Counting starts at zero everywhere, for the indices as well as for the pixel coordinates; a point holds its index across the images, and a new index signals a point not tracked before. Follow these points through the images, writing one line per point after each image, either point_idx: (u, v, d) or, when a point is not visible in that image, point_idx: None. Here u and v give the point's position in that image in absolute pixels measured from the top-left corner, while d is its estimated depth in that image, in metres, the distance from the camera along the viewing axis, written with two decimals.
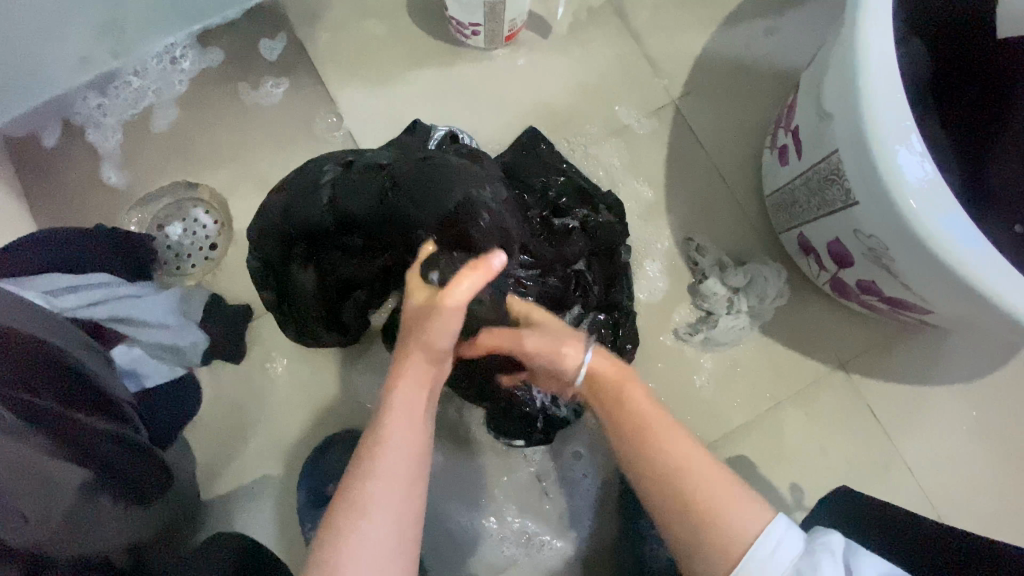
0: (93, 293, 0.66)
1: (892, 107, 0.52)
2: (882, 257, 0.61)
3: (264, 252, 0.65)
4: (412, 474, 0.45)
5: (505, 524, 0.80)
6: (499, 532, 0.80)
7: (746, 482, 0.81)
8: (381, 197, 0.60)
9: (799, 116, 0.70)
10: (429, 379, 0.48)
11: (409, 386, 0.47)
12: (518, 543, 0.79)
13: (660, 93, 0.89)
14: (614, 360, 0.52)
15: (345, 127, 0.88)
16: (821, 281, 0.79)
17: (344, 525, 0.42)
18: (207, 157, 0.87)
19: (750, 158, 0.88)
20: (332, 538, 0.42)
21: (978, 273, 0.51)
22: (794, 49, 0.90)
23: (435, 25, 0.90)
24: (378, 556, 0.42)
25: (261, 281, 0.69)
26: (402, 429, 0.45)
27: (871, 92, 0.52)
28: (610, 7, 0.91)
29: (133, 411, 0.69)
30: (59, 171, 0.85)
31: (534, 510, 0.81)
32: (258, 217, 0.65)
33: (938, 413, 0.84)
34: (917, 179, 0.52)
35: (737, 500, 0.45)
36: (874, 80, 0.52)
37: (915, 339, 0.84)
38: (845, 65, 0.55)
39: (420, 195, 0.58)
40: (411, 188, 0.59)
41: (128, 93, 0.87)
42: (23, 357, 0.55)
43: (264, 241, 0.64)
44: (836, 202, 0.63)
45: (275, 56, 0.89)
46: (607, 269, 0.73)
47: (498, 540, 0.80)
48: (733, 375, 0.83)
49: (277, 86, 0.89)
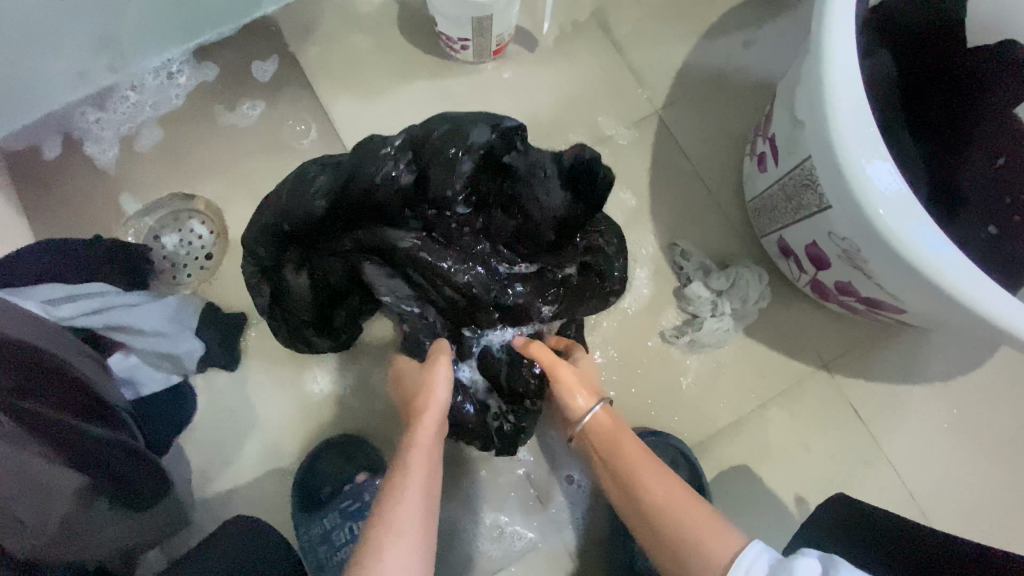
0: (91, 302, 0.69)
1: (855, 113, 0.55)
2: (855, 259, 0.63)
3: (265, 242, 0.66)
4: (424, 491, 0.52)
5: (498, 525, 0.82)
6: (484, 532, 0.82)
7: (733, 480, 0.83)
8: (383, 163, 0.60)
9: (775, 125, 0.72)
10: (437, 413, 0.58)
11: (429, 418, 0.57)
12: (502, 541, 0.82)
13: (643, 103, 0.92)
14: (614, 417, 0.62)
15: (311, 134, 0.90)
16: (801, 283, 0.82)
17: (382, 533, 0.48)
18: (202, 169, 0.89)
19: (731, 166, 0.91)
20: (372, 545, 0.47)
21: (949, 279, 0.53)
22: (770, 60, 0.94)
23: (425, 40, 0.93)
24: (410, 558, 0.47)
25: (257, 282, 0.70)
26: (423, 454, 0.54)
27: (835, 93, 0.55)
28: (594, 21, 0.94)
29: (127, 417, 0.70)
30: (57, 184, 0.87)
31: (525, 511, 0.82)
32: (251, 223, 0.67)
33: (919, 410, 0.86)
34: (886, 189, 0.54)
35: (713, 529, 0.49)
36: (835, 81, 0.55)
37: (894, 338, 0.87)
38: (812, 67, 0.58)
39: (452, 144, 0.60)
40: (437, 142, 0.60)
41: (125, 107, 0.89)
42: (19, 364, 0.56)
43: (256, 241, 0.66)
44: (811, 205, 0.65)
45: (267, 76, 0.91)
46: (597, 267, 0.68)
47: (492, 542, 0.82)
48: (718, 377, 0.85)
49: (252, 108, 0.91)
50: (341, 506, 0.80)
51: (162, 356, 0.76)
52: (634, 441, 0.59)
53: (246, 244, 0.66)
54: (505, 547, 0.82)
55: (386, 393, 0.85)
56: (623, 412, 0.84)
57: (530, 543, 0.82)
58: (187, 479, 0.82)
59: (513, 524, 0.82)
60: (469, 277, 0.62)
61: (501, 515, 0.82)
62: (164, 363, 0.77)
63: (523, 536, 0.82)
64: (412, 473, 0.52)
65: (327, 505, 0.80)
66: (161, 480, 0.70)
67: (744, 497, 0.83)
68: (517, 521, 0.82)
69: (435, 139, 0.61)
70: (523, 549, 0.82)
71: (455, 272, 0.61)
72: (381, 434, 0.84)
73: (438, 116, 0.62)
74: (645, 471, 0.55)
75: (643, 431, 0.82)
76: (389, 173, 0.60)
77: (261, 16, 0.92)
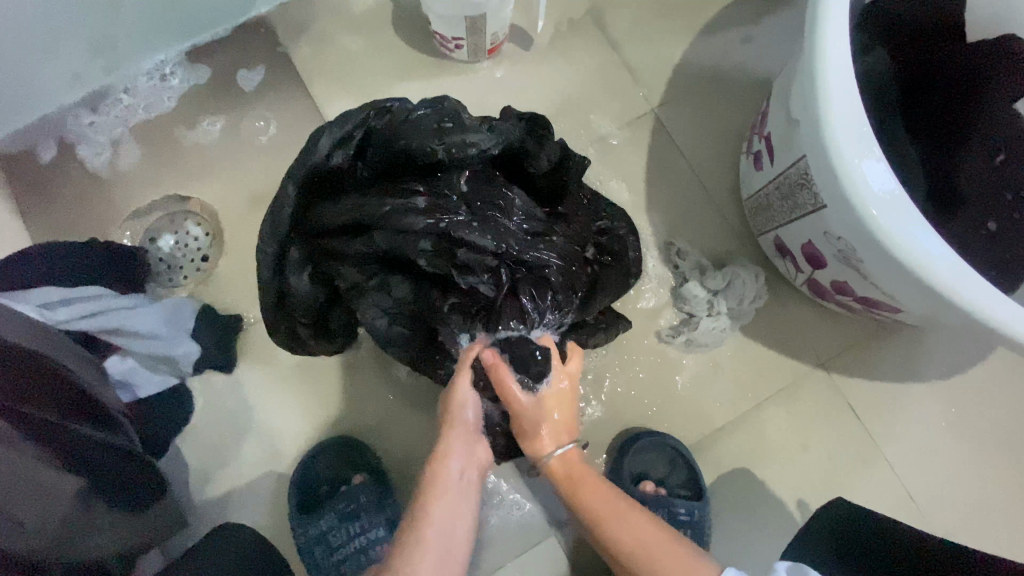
0: (86, 306, 0.69)
1: (851, 99, 0.55)
2: (851, 259, 0.63)
3: (271, 226, 0.65)
4: (456, 501, 0.62)
5: (498, 488, 0.86)
6: (489, 494, 0.85)
7: (729, 477, 0.83)
8: (396, 129, 0.66)
9: (771, 123, 0.72)
10: (467, 429, 0.68)
11: (460, 436, 0.67)
12: (501, 506, 0.85)
13: (639, 101, 0.92)
14: (574, 463, 0.69)
15: (270, 130, 0.90)
16: (798, 282, 0.81)
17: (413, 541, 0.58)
18: (197, 171, 0.89)
19: (729, 164, 0.90)
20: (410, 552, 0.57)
21: (952, 289, 0.53)
22: (768, 57, 0.93)
23: (420, 39, 0.93)
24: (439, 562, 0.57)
25: (262, 284, 0.68)
26: (456, 465, 0.65)
27: (828, 77, 0.55)
28: (589, 19, 0.94)
29: (126, 420, 0.71)
30: (52, 188, 0.87)
31: (529, 484, 0.86)
32: (266, 217, 0.66)
33: (916, 410, 0.85)
34: (883, 188, 0.54)
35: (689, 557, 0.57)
36: (830, 59, 0.55)
37: (892, 336, 0.86)
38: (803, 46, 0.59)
39: (455, 113, 0.67)
40: (443, 112, 0.67)
41: (119, 110, 0.89)
42: (40, 367, 0.60)
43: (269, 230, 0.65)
44: (806, 205, 0.65)
45: (253, 84, 0.91)
46: (603, 243, 0.74)
47: (494, 511, 0.85)
48: (715, 376, 0.85)
49: (212, 125, 0.90)
50: (337, 507, 0.80)
51: (158, 357, 0.76)
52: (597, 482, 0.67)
53: (259, 237, 0.65)
54: (507, 521, 0.85)
55: (383, 393, 0.84)
56: (620, 411, 0.84)
57: (533, 520, 0.85)
58: (185, 481, 0.81)
59: (514, 494, 0.86)
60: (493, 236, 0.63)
61: (504, 483, 0.86)
62: (160, 365, 0.77)
63: (522, 506, 0.86)
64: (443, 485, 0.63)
65: (325, 506, 0.81)
66: (156, 480, 0.71)
67: (741, 495, 0.83)
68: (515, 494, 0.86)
69: (438, 111, 0.67)
70: (523, 519, 0.85)
71: (480, 234, 0.63)
72: (376, 436, 0.84)
73: (427, 99, 0.70)
74: (616, 510, 0.63)
75: (638, 432, 0.82)
76: (408, 139, 0.65)
77: (255, 16, 0.92)
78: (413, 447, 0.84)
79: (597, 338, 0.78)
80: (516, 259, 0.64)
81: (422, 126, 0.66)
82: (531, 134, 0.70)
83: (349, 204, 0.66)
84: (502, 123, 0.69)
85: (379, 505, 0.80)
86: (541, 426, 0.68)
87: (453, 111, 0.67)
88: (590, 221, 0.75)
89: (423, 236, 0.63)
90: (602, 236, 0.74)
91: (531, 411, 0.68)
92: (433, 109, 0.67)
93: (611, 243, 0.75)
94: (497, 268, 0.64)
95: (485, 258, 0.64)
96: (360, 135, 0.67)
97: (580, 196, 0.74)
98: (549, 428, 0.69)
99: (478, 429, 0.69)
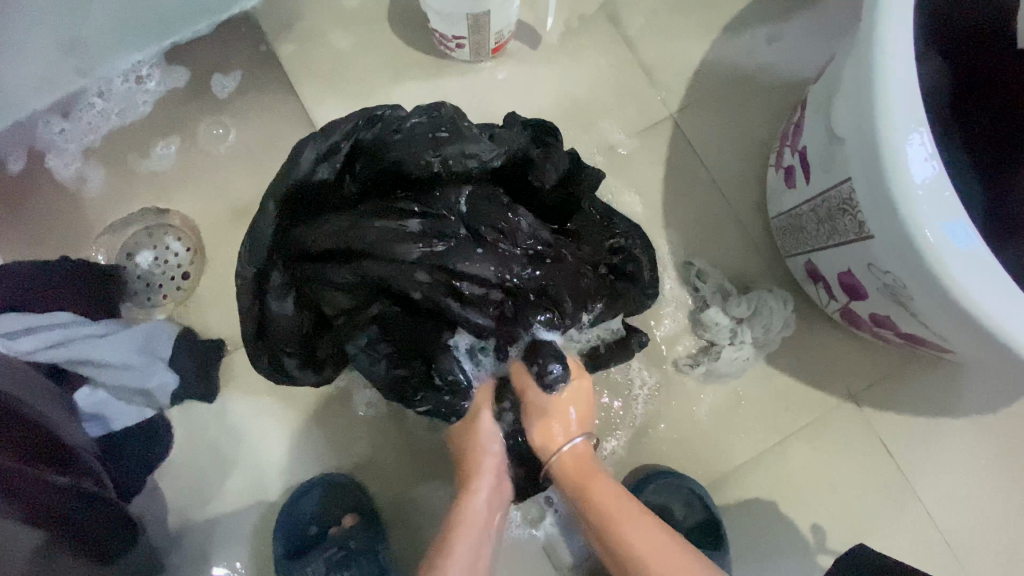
0: (51, 334, 0.66)
1: (913, 114, 0.47)
2: (899, 294, 0.56)
3: (248, 247, 0.58)
4: (479, 539, 0.60)
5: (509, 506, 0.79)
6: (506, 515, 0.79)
7: (748, 518, 0.77)
8: (391, 142, 0.60)
9: (806, 136, 0.64)
10: (490, 464, 0.64)
11: (486, 472, 0.64)
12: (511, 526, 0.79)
13: (657, 106, 0.84)
14: (580, 460, 0.63)
15: (230, 138, 0.83)
16: (830, 309, 0.74)
17: None
18: (177, 182, 0.82)
19: (754, 176, 0.83)
20: None
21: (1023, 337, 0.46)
22: (799, 56, 0.85)
23: (419, 37, 0.85)
24: None
25: (240, 312, 0.61)
26: (479, 505, 0.62)
27: (885, 86, 0.47)
28: (603, 14, 0.86)
29: (94, 461, 0.66)
30: (20, 201, 0.81)
31: (537, 515, 0.80)
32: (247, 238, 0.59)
33: (955, 447, 0.79)
34: (949, 213, 0.46)
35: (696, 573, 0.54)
36: (889, 66, 0.47)
37: (929, 367, 0.79)
38: (857, 45, 0.51)
39: (456, 123, 0.61)
40: (444, 122, 0.61)
41: (91, 116, 0.82)
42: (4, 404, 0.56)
43: (250, 252, 0.58)
44: (848, 232, 0.58)
45: (227, 90, 0.84)
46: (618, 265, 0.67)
47: None
48: (736, 409, 0.78)
49: (168, 146, 0.83)
50: (327, 551, 0.74)
51: (131, 389, 0.71)
52: (602, 481, 0.61)
53: (238, 260, 0.58)
54: (509, 554, 0.79)
55: (378, 424, 0.79)
56: (632, 446, 0.78)
57: (537, 556, 0.79)
58: (163, 519, 0.76)
59: (514, 512, 0.79)
60: (497, 267, 0.58)
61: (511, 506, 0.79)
62: (136, 397, 0.72)
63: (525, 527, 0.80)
64: (465, 526, 0.60)
65: (314, 548, 0.75)
66: (128, 525, 0.66)
67: (762, 538, 0.77)
68: (514, 512, 0.79)
69: (438, 120, 0.61)
70: (529, 550, 0.79)
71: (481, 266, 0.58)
72: (371, 469, 0.78)
73: (422, 105, 0.63)
74: (621, 515, 0.58)
75: (652, 471, 0.76)
76: (406, 152, 0.59)
77: (238, 12, 0.84)
78: (407, 483, 0.78)
79: (608, 361, 0.71)
80: (521, 292, 0.59)
81: (420, 138, 0.60)
82: (536, 143, 0.64)
83: (337, 225, 0.59)
84: (506, 132, 0.63)
85: (372, 548, 0.74)
86: (550, 419, 0.63)
87: (453, 121, 0.61)
88: (602, 238, 0.67)
89: (419, 267, 0.57)
90: (615, 255, 0.67)
91: (540, 400, 0.63)
92: (432, 119, 0.61)
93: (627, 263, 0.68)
94: (501, 301, 0.59)
95: (489, 292, 0.58)
96: (349, 147, 0.59)
97: (592, 211, 0.68)
98: (561, 424, 0.64)
99: (504, 467, 0.66)
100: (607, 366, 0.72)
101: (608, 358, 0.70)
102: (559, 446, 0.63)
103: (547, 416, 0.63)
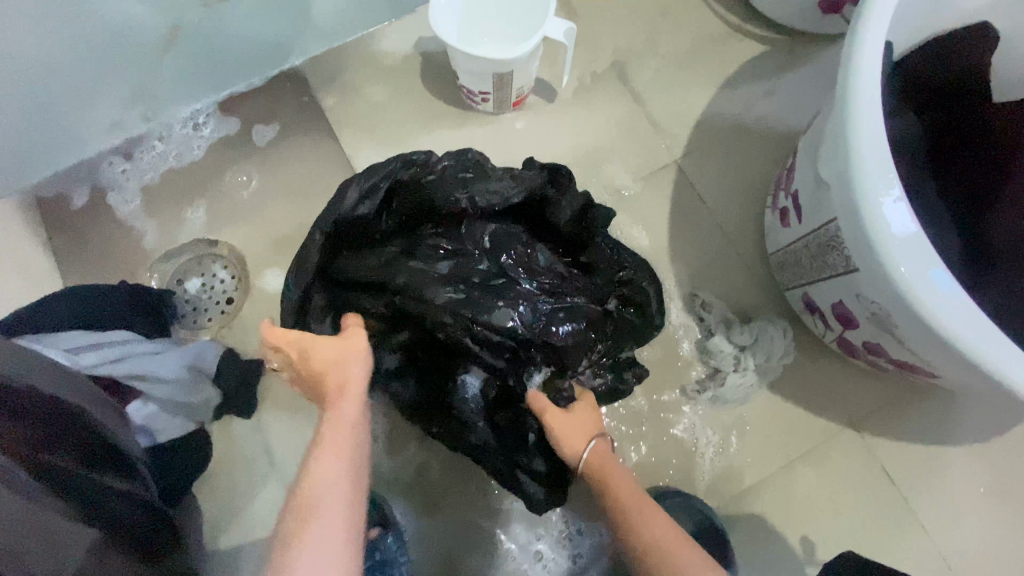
0: (112, 350, 0.68)
1: (881, 167, 0.54)
2: (886, 322, 0.61)
3: (297, 272, 0.66)
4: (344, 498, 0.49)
5: (512, 538, 0.82)
6: (508, 550, 0.81)
7: (754, 539, 0.80)
8: (423, 184, 0.68)
9: (797, 181, 0.72)
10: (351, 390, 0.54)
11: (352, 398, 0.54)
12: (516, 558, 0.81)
13: (662, 152, 0.92)
14: (602, 460, 0.65)
15: (252, 184, 0.92)
16: (827, 338, 0.79)
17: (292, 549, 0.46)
18: (225, 216, 0.91)
19: (753, 215, 0.90)
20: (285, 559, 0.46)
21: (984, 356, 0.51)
22: (792, 109, 0.94)
23: (447, 91, 0.95)
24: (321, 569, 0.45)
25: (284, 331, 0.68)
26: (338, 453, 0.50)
27: (858, 141, 0.55)
28: (613, 71, 0.96)
29: (143, 471, 0.70)
30: (82, 231, 0.89)
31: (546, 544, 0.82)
32: (295, 265, 0.67)
33: (953, 474, 0.82)
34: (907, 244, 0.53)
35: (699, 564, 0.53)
36: (860, 124, 0.55)
37: (925, 396, 0.83)
38: (836, 104, 0.59)
39: (482, 169, 0.70)
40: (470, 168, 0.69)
41: (151, 157, 0.92)
42: (18, 410, 0.56)
43: (298, 277, 0.66)
44: (837, 267, 0.64)
45: (265, 138, 0.93)
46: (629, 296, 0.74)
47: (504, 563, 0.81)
48: (740, 433, 0.82)
49: (194, 216, 0.91)
50: None
51: (179, 403, 0.74)
52: (622, 478, 0.63)
53: (286, 285, 0.66)
54: None
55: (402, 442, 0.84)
56: (642, 468, 0.82)
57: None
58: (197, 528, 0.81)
59: (513, 545, 0.82)
60: (515, 316, 0.61)
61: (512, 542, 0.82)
62: (181, 410, 0.75)
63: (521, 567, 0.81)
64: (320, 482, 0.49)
65: None
66: (167, 526, 0.70)
67: (768, 559, 0.79)
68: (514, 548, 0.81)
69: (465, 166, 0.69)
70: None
71: (500, 315, 0.60)
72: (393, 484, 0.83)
73: (452, 152, 0.72)
74: (638, 508, 0.60)
75: (663, 490, 0.80)
76: (436, 192, 0.67)
77: (289, 68, 0.95)
78: (429, 498, 0.83)
79: (618, 385, 0.76)
80: (533, 340, 0.61)
81: (448, 180, 0.68)
82: (552, 184, 0.71)
83: (373, 259, 0.66)
84: (527, 176, 0.70)
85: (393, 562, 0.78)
86: (568, 434, 0.65)
87: (478, 167, 0.69)
88: (613, 272, 0.73)
89: (444, 309, 0.60)
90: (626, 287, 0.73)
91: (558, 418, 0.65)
92: (459, 166, 0.69)
93: (637, 294, 0.74)
94: (515, 345, 0.61)
95: (504, 340, 0.61)
96: (388, 187, 0.68)
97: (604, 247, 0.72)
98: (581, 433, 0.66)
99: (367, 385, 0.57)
100: (619, 391, 0.77)
101: (619, 383, 0.76)
102: (581, 453, 0.65)
103: (569, 428, 0.66)
